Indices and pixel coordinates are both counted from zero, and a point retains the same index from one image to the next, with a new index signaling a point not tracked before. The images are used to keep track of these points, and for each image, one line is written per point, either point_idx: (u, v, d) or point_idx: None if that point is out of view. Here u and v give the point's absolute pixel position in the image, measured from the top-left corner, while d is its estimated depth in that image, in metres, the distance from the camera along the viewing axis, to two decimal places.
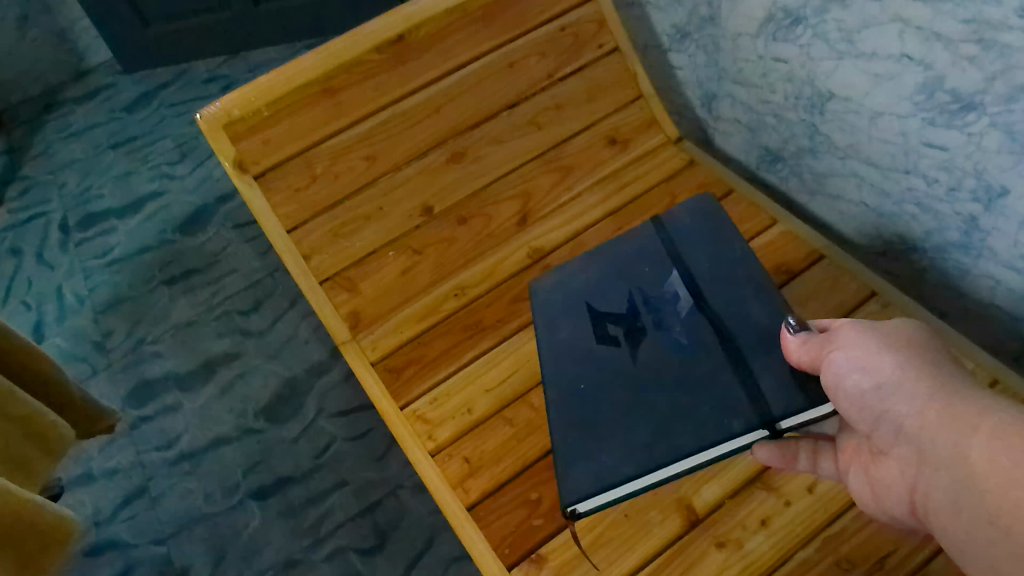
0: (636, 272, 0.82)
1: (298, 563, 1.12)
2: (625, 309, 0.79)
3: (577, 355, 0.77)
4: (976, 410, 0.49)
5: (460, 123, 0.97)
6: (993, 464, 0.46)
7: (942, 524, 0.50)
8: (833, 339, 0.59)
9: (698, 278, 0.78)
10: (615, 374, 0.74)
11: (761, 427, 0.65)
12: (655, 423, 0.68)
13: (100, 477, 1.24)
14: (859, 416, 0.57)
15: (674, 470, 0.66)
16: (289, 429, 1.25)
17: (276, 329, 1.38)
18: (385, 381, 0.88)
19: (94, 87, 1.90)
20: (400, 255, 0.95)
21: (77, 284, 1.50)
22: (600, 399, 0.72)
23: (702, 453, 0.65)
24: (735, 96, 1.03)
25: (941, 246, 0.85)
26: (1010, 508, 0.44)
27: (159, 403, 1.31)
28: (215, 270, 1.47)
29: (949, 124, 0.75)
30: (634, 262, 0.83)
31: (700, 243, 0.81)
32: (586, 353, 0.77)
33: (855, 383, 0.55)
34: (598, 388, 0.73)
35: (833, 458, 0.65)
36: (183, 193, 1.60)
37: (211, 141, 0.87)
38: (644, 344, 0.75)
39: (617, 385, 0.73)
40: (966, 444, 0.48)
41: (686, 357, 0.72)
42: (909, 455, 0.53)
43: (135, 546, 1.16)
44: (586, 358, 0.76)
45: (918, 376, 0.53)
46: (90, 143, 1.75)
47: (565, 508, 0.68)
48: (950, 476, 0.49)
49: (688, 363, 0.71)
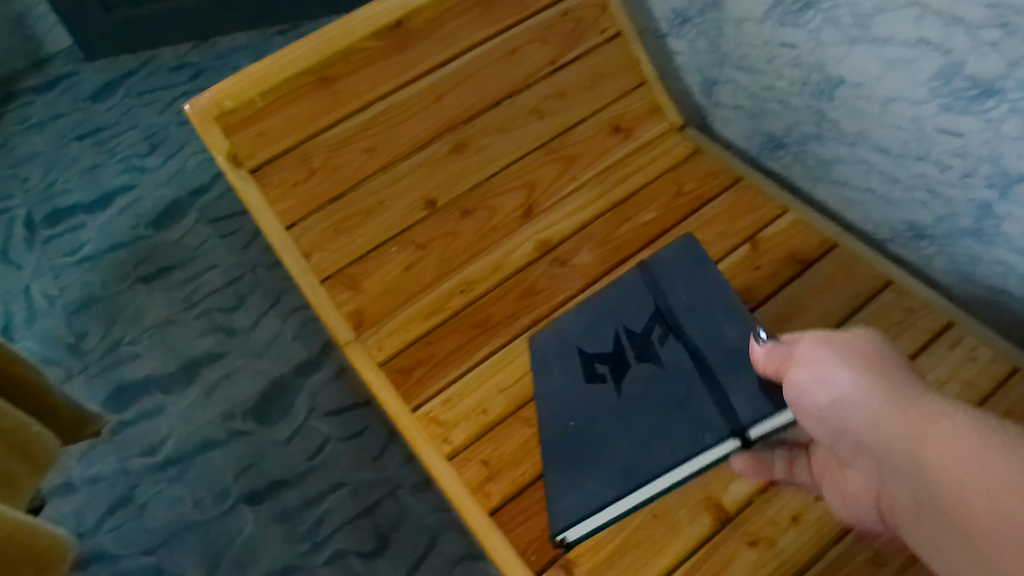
0: (623, 312, 0.79)
1: (295, 569, 1.08)
2: (611, 346, 0.76)
3: (569, 399, 0.75)
4: (929, 415, 0.46)
5: (460, 113, 0.94)
6: (945, 468, 0.43)
7: (912, 535, 0.48)
8: (794, 354, 0.57)
9: (676, 306, 0.75)
10: (604, 410, 0.71)
11: (732, 437, 0.63)
12: (650, 432, 0.67)
13: (81, 486, 1.18)
14: (820, 431, 0.55)
15: (658, 488, 0.65)
16: (279, 431, 1.21)
17: (259, 328, 1.33)
18: (394, 382, 0.84)
19: (54, 76, 1.81)
20: (404, 250, 0.91)
21: (46, 283, 1.42)
22: (587, 435, 0.71)
23: (681, 469, 0.64)
24: (738, 82, 0.98)
25: (951, 232, 0.84)
26: (963, 515, 0.41)
27: (141, 407, 1.26)
28: (193, 267, 1.41)
29: (966, 110, 0.73)
30: (620, 304, 0.79)
31: (676, 270, 0.78)
32: (577, 393, 0.75)
33: (814, 399, 0.53)
34: (586, 424, 0.72)
35: (807, 466, 0.65)
36: (155, 186, 1.53)
37: (202, 134, 0.84)
38: (629, 377, 0.72)
39: (604, 419, 0.71)
40: (917, 449, 0.45)
41: (674, 371, 0.70)
42: (871, 466, 0.52)
43: (123, 557, 1.12)
44: (576, 399, 0.74)
45: (873, 386, 0.50)
46: (53, 135, 1.67)
47: (554, 537, 0.67)
48: (909, 485, 0.47)
49: (677, 377, 0.70)
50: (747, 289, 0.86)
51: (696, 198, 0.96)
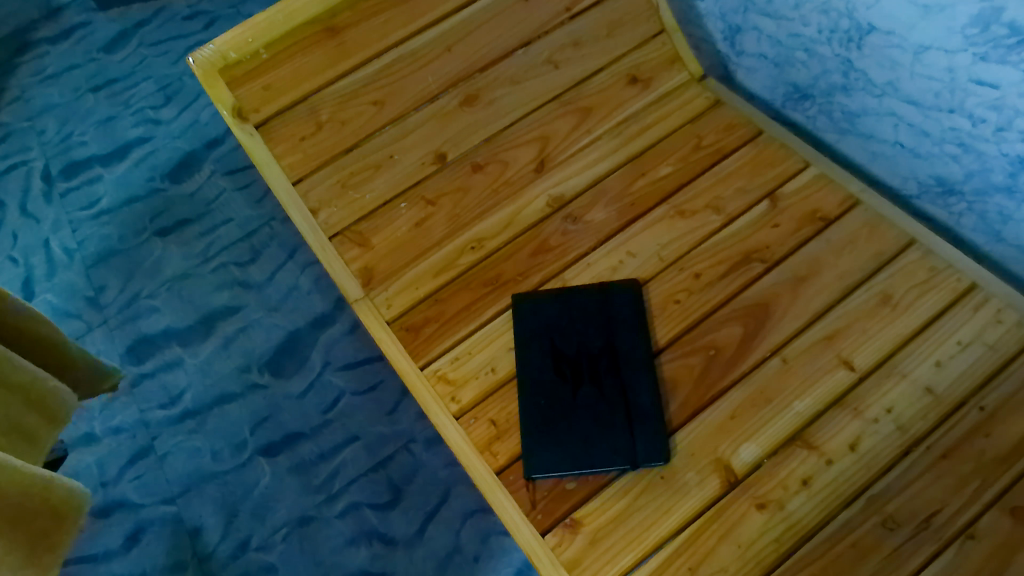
0: (579, 280, 0.84)
1: (311, 520, 1.03)
2: (558, 302, 0.81)
3: (521, 342, 0.79)
4: None
5: (472, 64, 0.93)
6: None
7: None
8: None
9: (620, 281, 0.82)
10: (553, 366, 0.77)
11: None
12: (608, 399, 0.75)
13: (104, 437, 1.12)
14: None
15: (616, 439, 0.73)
16: (294, 384, 1.13)
17: (275, 281, 1.23)
18: (403, 341, 0.82)
19: (69, 26, 1.60)
20: (413, 207, 0.89)
21: (65, 236, 1.32)
22: (540, 387, 0.76)
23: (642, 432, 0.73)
24: (763, 29, 0.91)
25: (983, 188, 0.78)
26: None
27: (160, 359, 1.18)
28: (209, 220, 1.30)
29: (1003, 60, 0.67)
30: (576, 268, 0.85)
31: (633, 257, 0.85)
32: (525, 339, 0.79)
33: None
34: (538, 377, 0.77)
35: None
36: (171, 138, 1.40)
37: (208, 89, 0.86)
38: (574, 337, 0.79)
39: (556, 375, 0.77)
40: None
41: (616, 342, 0.78)
42: None
43: (144, 506, 1.06)
44: (527, 347, 0.79)
45: None
46: (68, 86, 1.51)
47: (530, 475, 0.72)
48: None
49: (620, 346, 0.78)
50: (765, 248, 0.83)
51: (716, 151, 0.92)
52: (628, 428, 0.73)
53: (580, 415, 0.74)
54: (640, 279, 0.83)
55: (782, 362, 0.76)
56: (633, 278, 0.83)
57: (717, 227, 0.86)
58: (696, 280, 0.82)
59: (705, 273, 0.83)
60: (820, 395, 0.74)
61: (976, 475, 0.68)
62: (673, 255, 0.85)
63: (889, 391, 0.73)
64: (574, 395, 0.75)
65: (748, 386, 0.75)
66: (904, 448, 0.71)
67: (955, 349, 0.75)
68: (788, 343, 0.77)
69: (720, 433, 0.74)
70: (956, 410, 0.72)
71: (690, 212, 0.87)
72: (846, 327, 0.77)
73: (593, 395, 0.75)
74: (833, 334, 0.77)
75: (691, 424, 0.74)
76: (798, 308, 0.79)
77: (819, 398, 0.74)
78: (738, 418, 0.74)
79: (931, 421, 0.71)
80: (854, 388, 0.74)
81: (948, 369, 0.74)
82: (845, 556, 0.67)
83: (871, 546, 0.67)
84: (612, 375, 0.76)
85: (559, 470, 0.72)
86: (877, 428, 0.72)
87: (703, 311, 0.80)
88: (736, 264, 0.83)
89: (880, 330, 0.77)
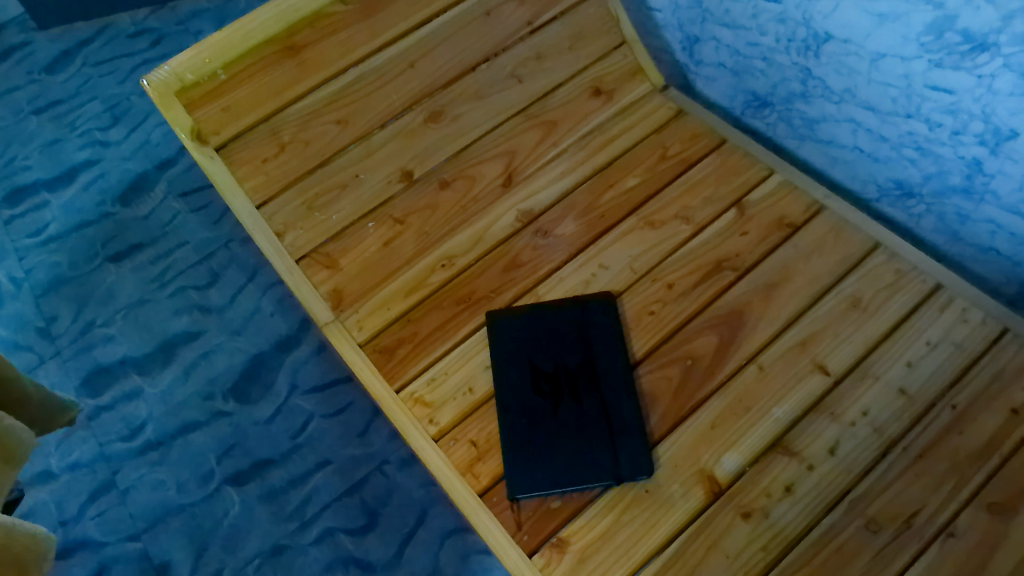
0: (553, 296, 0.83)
1: (284, 549, 1.00)
2: (533, 320, 0.80)
3: (498, 361, 0.78)
4: None
5: (436, 80, 0.92)
6: None
7: None
8: None
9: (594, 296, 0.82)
10: (532, 384, 0.76)
11: None
12: (589, 416, 0.74)
13: (61, 473, 1.07)
14: None
15: (601, 454, 0.72)
16: (261, 410, 1.10)
17: (237, 304, 1.19)
18: (376, 363, 0.81)
19: (7, 46, 1.52)
20: (380, 226, 0.88)
21: (11, 265, 1.26)
22: (520, 406, 0.75)
23: (626, 446, 0.73)
24: (720, 39, 0.92)
25: (941, 190, 0.80)
26: None
27: (118, 390, 1.13)
28: (164, 244, 1.26)
29: (958, 66, 0.68)
30: (551, 285, 0.84)
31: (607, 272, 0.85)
32: (503, 358, 0.78)
33: None
34: (518, 396, 0.76)
35: None
36: (120, 160, 1.35)
37: (164, 111, 0.83)
38: (551, 354, 0.78)
39: (536, 394, 0.76)
40: None
41: (595, 357, 0.78)
42: None
43: (108, 544, 1.01)
44: (505, 365, 0.78)
45: None
46: (7, 109, 1.44)
47: (514, 496, 0.71)
48: None
49: (599, 360, 0.77)
50: (735, 256, 0.84)
51: (681, 161, 0.93)
52: (611, 443, 0.73)
53: (562, 433, 0.74)
54: (614, 291, 0.83)
55: (758, 369, 0.77)
56: (607, 291, 0.83)
57: (687, 237, 0.86)
58: (670, 291, 0.83)
59: (679, 282, 0.83)
60: (797, 401, 0.75)
61: (952, 473, 0.70)
62: (646, 266, 0.85)
63: (864, 394, 0.75)
64: (554, 412, 0.75)
65: (726, 394, 0.76)
66: (881, 450, 0.72)
67: (925, 349, 0.76)
68: (763, 350, 0.78)
69: (701, 443, 0.74)
70: (929, 410, 0.73)
71: (660, 222, 0.88)
72: (818, 332, 0.79)
73: (573, 412, 0.74)
74: (806, 340, 0.78)
75: (673, 435, 0.74)
76: (771, 316, 0.80)
77: (797, 404, 0.75)
78: (718, 428, 0.74)
79: (906, 421, 0.73)
80: (830, 393, 0.75)
81: (919, 369, 0.75)
82: (831, 561, 0.67)
83: (855, 549, 0.67)
84: (591, 391, 0.76)
85: (544, 489, 0.71)
86: (854, 432, 0.73)
87: (679, 321, 0.81)
88: (708, 273, 0.83)
89: (852, 333, 0.78)
